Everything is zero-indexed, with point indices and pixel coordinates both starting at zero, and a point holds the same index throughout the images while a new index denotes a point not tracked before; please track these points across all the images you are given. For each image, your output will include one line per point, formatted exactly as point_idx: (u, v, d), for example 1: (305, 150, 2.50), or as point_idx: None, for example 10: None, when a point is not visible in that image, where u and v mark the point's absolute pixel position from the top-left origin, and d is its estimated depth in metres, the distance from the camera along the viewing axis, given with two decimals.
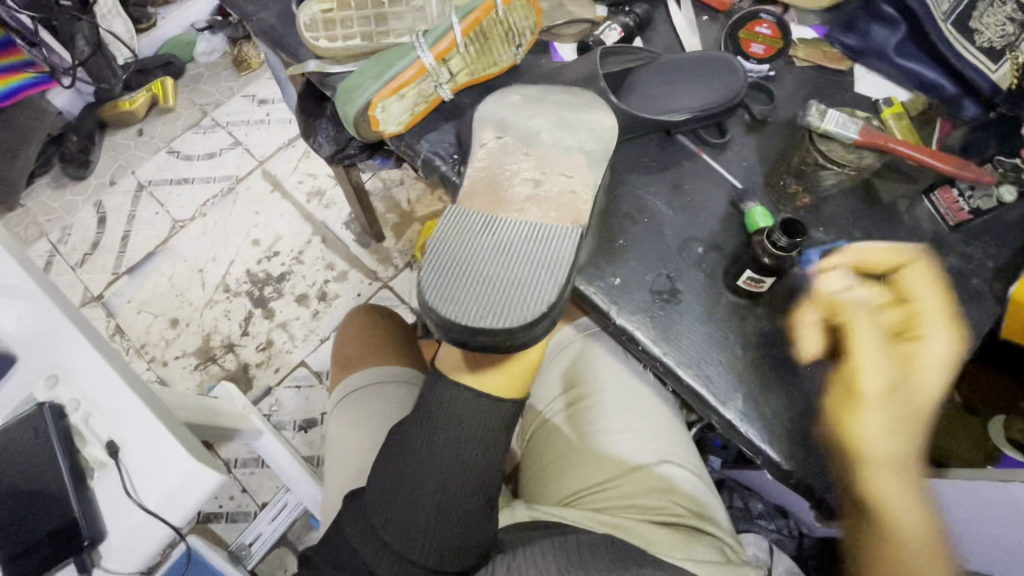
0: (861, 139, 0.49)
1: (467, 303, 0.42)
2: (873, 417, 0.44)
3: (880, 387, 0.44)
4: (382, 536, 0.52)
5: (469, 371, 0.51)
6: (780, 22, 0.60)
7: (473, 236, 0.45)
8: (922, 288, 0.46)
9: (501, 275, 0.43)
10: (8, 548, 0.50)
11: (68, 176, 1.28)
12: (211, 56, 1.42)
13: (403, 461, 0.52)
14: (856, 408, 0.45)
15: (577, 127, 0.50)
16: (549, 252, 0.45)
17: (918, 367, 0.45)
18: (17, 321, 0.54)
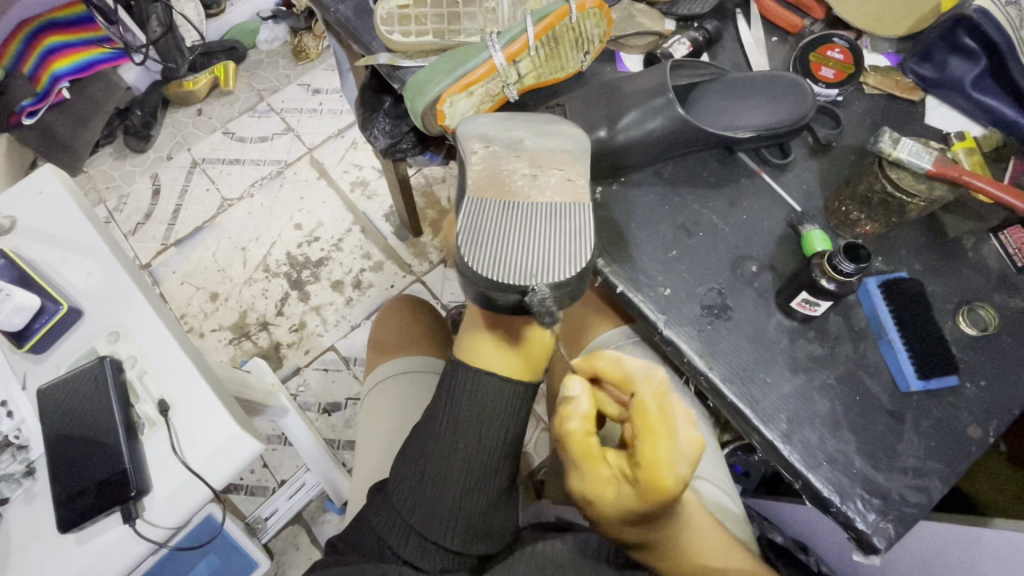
0: (933, 169, 0.47)
1: (514, 270, 0.44)
2: (626, 506, 0.45)
3: (610, 506, 0.45)
4: (409, 523, 0.50)
5: (485, 338, 0.52)
6: (853, 47, 0.59)
7: (499, 221, 0.46)
8: (643, 418, 0.43)
9: (538, 247, 0.45)
10: (63, 490, 0.52)
11: (129, 148, 1.35)
12: (273, 44, 1.47)
13: (432, 447, 0.51)
14: (606, 501, 0.45)
15: (553, 135, 0.51)
16: (571, 222, 0.47)
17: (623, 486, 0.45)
18: (86, 278, 0.57)
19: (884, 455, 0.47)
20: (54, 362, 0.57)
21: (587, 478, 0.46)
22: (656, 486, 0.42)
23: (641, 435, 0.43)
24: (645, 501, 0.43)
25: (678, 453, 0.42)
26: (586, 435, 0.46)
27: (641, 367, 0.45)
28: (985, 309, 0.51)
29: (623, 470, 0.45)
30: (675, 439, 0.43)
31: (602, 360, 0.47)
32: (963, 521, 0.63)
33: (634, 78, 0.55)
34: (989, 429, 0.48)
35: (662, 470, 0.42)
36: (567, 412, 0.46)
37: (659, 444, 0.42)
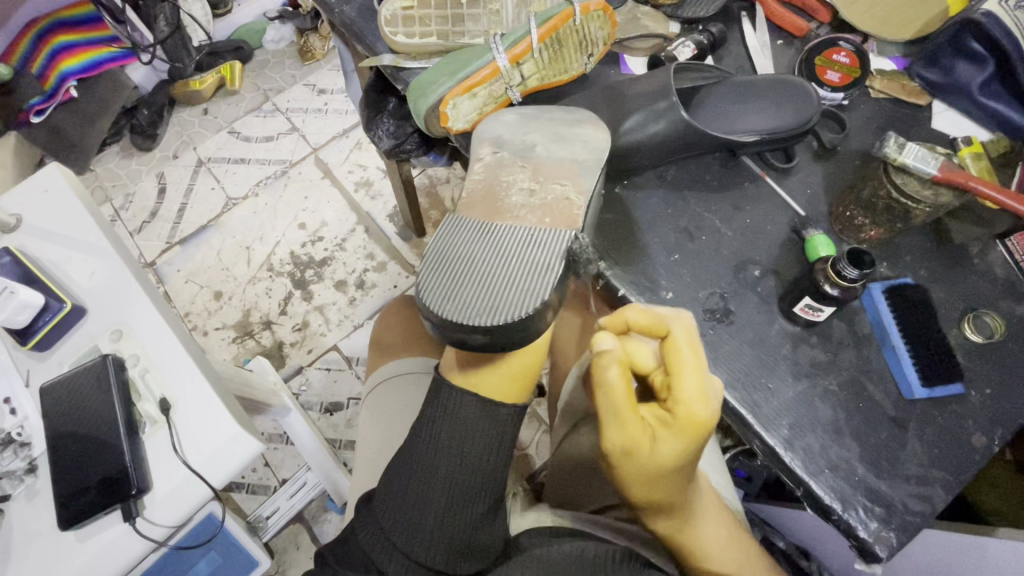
0: (940, 175, 0.47)
1: (461, 300, 0.43)
2: (669, 451, 0.43)
3: (649, 455, 0.44)
4: (394, 540, 0.50)
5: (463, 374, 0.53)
6: (859, 51, 0.59)
7: (469, 242, 0.46)
8: (683, 358, 0.42)
9: (497, 277, 0.43)
10: (64, 488, 0.52)
11: (136, 146, 1.35)
12: (279, 44, 1.48)
13: (418, 454, 0.51)
14: (644, 449, 0.44)
15: (570, 139, 0.50)
16: (543, 252, 0.44)
17: (661, 429, 0.43)
18: (90, 276, 0.57)
19: (887, 463, 0.47)
20: (58, 360, 0.57)
21: (625, 426, 0.43)
22: (695, 422, 0.42)
23: (680, 373, 0.42)
24: (685, 441, 0.43)
25: (711, 391, 0.43)
26: (626, 380, 0.43)
27: (671, 312, 0.45)
28: (991, 316, 0.51)
29: (660, 417, 0.44)
30: (705, 376, 0.43)
31: (630, 313, 0.45)
32: (969, 530, 0.63)
33: (638, 81, 0.55)
34: (994, 438, 0.48)
35: (699, 408, 0.42)
36: (602, 363, 0.43)
37: (694, 380, 0.42)
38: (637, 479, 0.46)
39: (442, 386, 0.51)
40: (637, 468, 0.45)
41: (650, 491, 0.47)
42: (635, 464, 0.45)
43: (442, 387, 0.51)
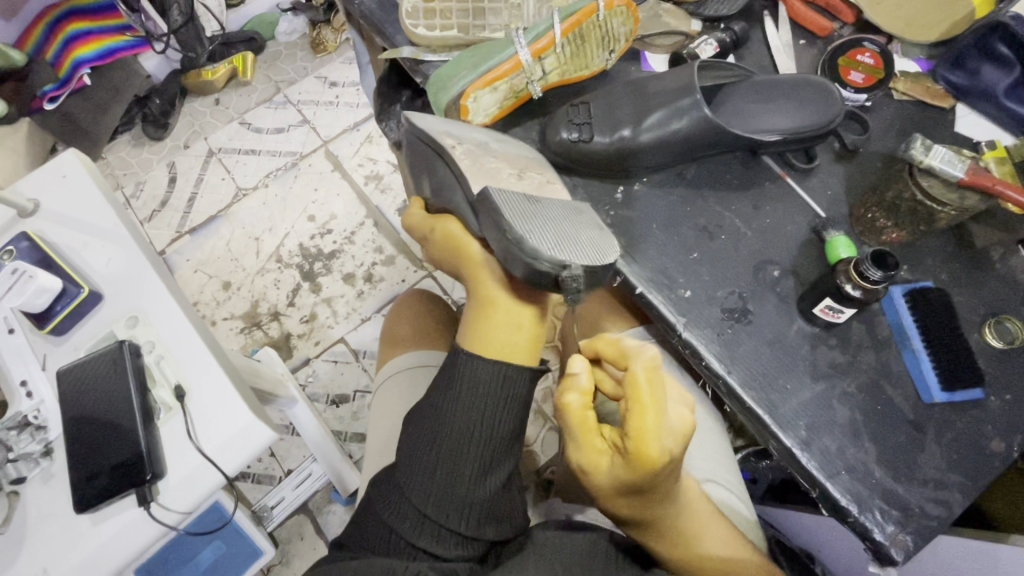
0: (966, 178, 0.45)
1: (566, 252, 0.45)
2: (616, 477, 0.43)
3: (604, 480, 0.44)
4: (425, 512, 0.49)
5: (488, 334, 0.52)
6: (884, 52, 0.58)
7: (527, 208, 0.47)
8: (637, 391, 0.41)
9: (576, 233, 0.47)
10: (78, 472, 0.52)
11: (147, 135, 1.36)
12: (291, 37, 1.48)
13: (431, 441, 0.51)
14: (598, 471, 0.44)
15: (509, 141, 0.55)
16: (586, 216, 0.50)
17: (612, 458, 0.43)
18: (108, 263, 0.58)
19: (904, 466, 0.47)
20: (74, 344, 0.57)
21: (583, 448, 0.44)
22: (642, 458, 0.40)
23: (633, 408, 0.41)
24: (634, 472, 0.41)
25: (665, 427, 0.41)
26: (585, 407, 0.44)
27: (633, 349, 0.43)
28: (1012, 322, 0.50)
29: (616, 443, 0.43)
30: (662, 412, 0.41)
31: (606, 342, 0.46)
32: (981, 536, 0.62)
33: (660, 78, 0.55)
34: (1012, 444, 0.48)
35: (649, 445, 0.40)
36: (567, 385, 0.44)
37: (646, 417, 0.40)
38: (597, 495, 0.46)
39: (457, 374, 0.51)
40: (595, 488, 0.45)
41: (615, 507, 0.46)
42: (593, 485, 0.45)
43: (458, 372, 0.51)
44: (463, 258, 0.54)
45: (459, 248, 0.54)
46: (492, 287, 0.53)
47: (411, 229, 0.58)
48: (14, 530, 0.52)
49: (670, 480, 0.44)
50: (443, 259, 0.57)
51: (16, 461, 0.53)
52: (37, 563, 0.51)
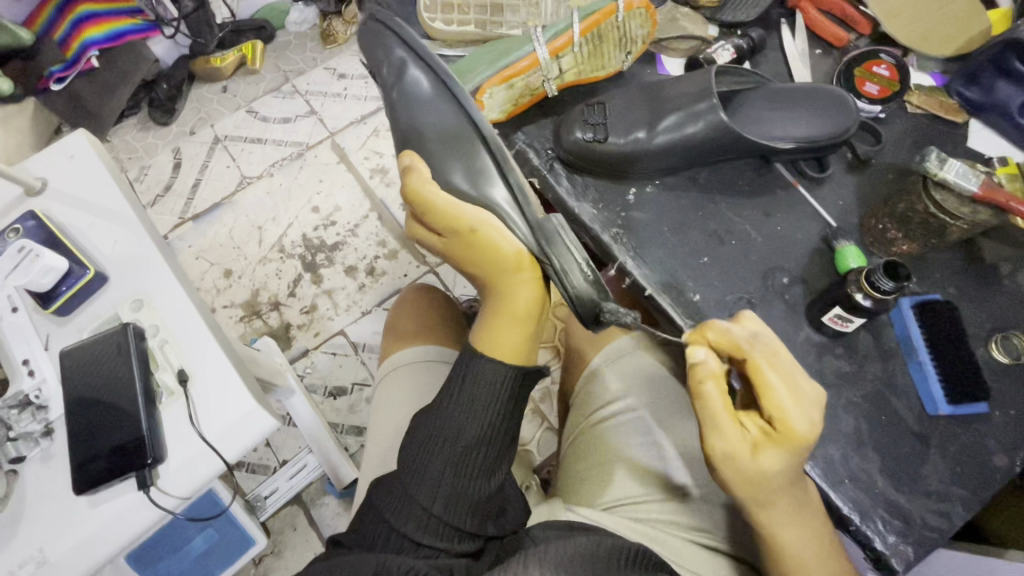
0: (980, 193, 0.45)
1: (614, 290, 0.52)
2: (771, 464, 0.42)
3: (762, 473, 0.43)
4: (431, 511, 0.49)
5: (513, 342, 0.53)
6: (900, 64, 0.58)
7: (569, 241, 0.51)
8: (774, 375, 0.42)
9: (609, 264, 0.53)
10: (79, 453, 0.52)
11: (154, 120, 1.35)
12: (301, 27, 1.47)
13: (428, 438, 0.51)
14: (749, 464, 0.43)
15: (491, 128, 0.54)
16: (608, 235, 0.55)
17: (764, 446, 0.43)
18: (113, 245, 0.57)
19: (907, 478, 0.47)
20: (78, 326, 0.57)
21: (726, 435, 0.44)
22: (789, 433, 0.41)
23: (770, 381, 0.42)
24: (789, 454, 0.42)
25: (802, 399, 0.42)
26: (722, 394, 0.44)
27: (749, 334, 0.43)
28: (1019, 337, 0.51)
29: (761, 430, 0.44)
30: (797, 389, 0.42)
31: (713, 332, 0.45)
32: (979, 550, 0.62)
33: (675, 82, 0.55)
34: (1015, 459, 0.48)
35: (790, 414, 0.41)
36: (698, 372, 0.44)
37: (781, 383, 0.42)
38: (742, 494, 0.45)
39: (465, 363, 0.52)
40: (741, 483, 0.44)
41: (763, 512, 0.45)
42: (742, 483, 0.44)
43: (466, 364, 0.52)
44: (492, 261, 0.52)
45: (490, 254, 0.52)
46: (518, 301, 0.53)
47: (427, 213, 0.51)
48: (13, 508, 0.52)
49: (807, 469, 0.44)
50: (462, 256, 0.53)
51: (15, 440, 0.53)
52: (34, 544, 0.51)
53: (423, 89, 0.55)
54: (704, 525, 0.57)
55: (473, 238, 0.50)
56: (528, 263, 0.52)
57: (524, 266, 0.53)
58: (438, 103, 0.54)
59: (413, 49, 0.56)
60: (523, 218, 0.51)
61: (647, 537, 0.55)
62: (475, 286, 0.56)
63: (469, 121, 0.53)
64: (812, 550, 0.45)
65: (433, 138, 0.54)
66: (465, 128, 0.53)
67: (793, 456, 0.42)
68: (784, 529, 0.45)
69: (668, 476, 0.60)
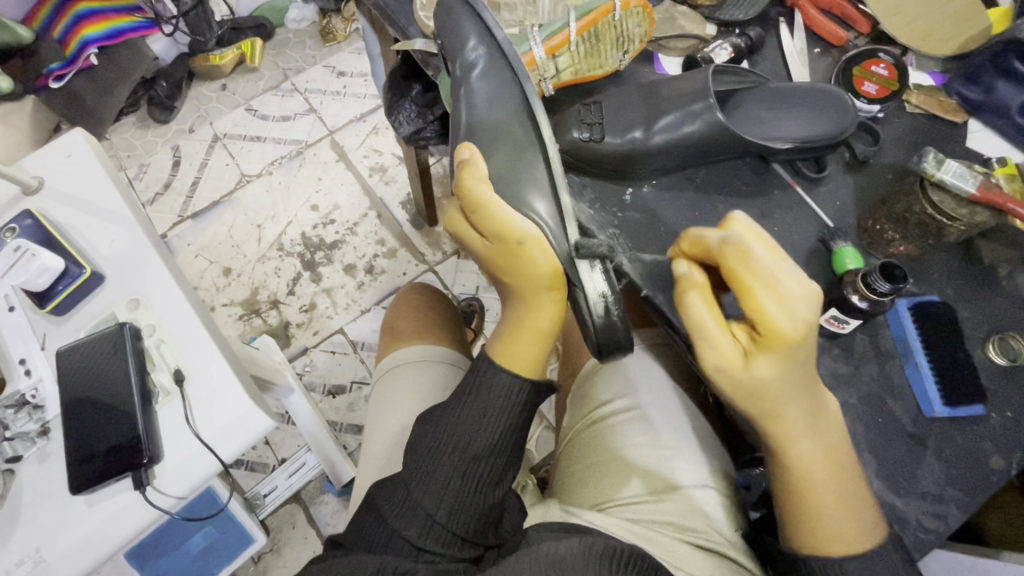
0: (978, 195, 0.46)
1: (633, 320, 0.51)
2: (763, 372, 0.42)
3: (756, 377, 0.43)
4: (429, 514, 0.49)
5: (533, 358, 0.52)
6: (898, 64, 0.58)
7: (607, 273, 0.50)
8: (751, 276, 0.41)
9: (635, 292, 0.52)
10: (75, 453, 0.52)
11: (153, 118, 1.35)
12: (300, 24, 1.46)
13: (427, 445, 0.51)
14: (743, 371, 0.43)
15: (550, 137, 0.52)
16: (618, 242, 0.54)
17: (756, 352, 0.43)
18: (110, 244, 0.57)
19: (903, 480, 0.47)
20: (75, 325, 0.57)
21: (712, 344, 0.44)
22: (773, 336, 0.41)
23: (746, 279, 0.41)
24: (781, 361, 0.42)
25: (789, 300, 0.41)
26: (707, 302, 0.44)
27: (721, 236, 0.43)
28: (1016, 340, 0.50)
29: (749, 338, 0.44)
30: (782, 290, 0.41)
31: (689, 234, 0.45)
32: (975, 552, 0.62)
33: (674, 81, 0.54)
34: (1012, 462, 0.48)
35: (773, 315, 0.41)
36: (682, 284, 0.45)
37: (757, 283, 0.41)
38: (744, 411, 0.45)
39: (482, 366, 0.53)
40: (745, 398, 0.44)
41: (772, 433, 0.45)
42: (743, 395, 0.44)
43: (479, 370, 0.52)
44: (528, 278, 0.50)
45: (530, 272, 0.50)
46: (543, 321, 0.52)
47: (479, 210, 0.49)
48: (8, 508, 0.52)
49: (818, 397, 0.44)
50: (500, 262, 0.51)
51: (12, 439, 0.53)
52: (30, 543, 0.51)
53: (486, 87, 0.53)
54: (703, 525, 0.56)
55: (517, 250, 0.49)
56: (563, 285, 0.50)
57: (559, 287, 0.51)
58: (503, 98, 0.53)
59: (493, 41, 0.53)
60: (562, 238, 0.49)
61: (643, 537, 0.55)
62: (502, 295, 0.55)
63: (533, 127, 0.51)
64: (823, 460, 0.44)
65: (484, 131, 0.53)
66: (527, 133, 0.52)
67: (788, 361, 0.42)
68: (796, 440, 0.44)
69: (665, 477, 0.60)
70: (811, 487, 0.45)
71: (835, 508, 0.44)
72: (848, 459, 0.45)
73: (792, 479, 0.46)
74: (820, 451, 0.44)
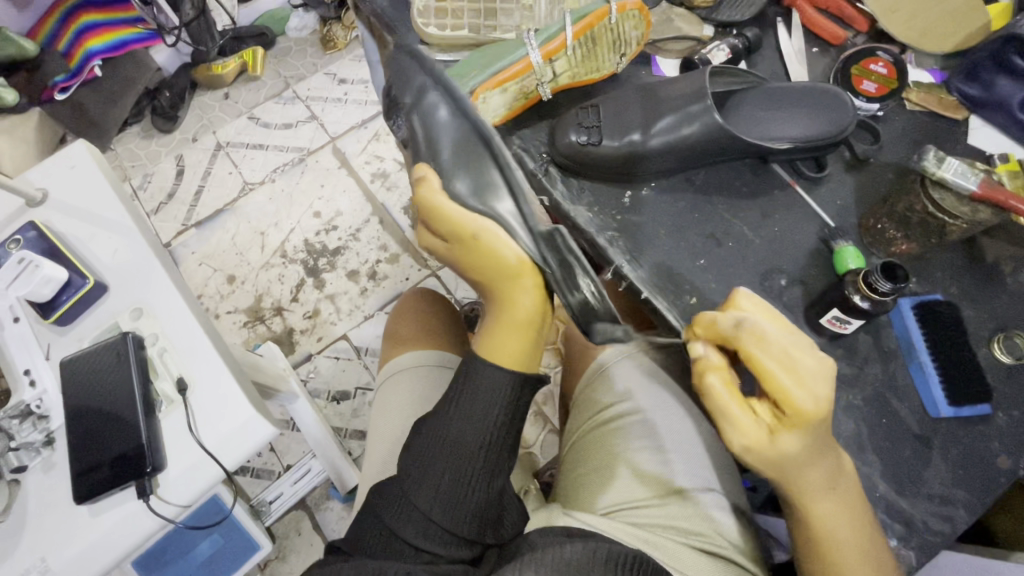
0: (980, 192, 0.45)
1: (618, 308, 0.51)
2: (790, 447, 0.42)
3: (783, 450, 0.42)
4: (430, 516, 0.49)
5: (516, 348, 0.51)
6: (897, 61, 0.58)
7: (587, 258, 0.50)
8: (770, 360, 0.42)
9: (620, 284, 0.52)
10: (79, 463, 0.52)
11: (156, 128, 1.36)
12: (301, 32, 1.47)
13: (428, 446, 0.51)
14: (772, 451, 0.43)
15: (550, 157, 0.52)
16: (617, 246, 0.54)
17: (780, 428, 0.43)
18: (113, 254, 0.58)
19: (908, 481, 0.47)
20: (78, 335, 0.57)
21: (737, 425, 0.43)
22: (796, 413, 0.41)
23: (765, 363, 0.42)
24: (803, 434, 0.42)
25: (804, 375, 0.41)
26: (730, 388, 0.44)
27: (734, 320, 0.43)
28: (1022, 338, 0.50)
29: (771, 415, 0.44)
30: (797, 370, 0.42)
31: (701, 316, 0.45)
32: (984, 553, 0.62)
33: (672, 83, 0.54)
34: (1019, 462, 0.47)
35: (790, 390, 0.41)
36: (700, 368, 0.45)
37: (773, 364, 0.42)
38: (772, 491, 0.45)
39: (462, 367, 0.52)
40: (769, 470, 0.44)
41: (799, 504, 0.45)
42: (767, 466, 0.43)
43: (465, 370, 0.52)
44: (498, 270, 0.49)
45: (496, 261, 0.49)
46: (522, 308, 0.50)
47: (437, 217, 0.49)
48: (13, 519, 0.52)
49: (836, 462, 0.44)
50: (467, 262, 0.51)
51: (18, 449, 0.53)
52: (36, 553, 0.51)
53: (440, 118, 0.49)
54: (707, 529, 0.56)
55: (475, 243, 0.48)
56: (530, 269, 0.49)
57: (527, 271, 0.49)
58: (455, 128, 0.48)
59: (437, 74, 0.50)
60: (528, 228, 0.48)
61: (648, 542, 0.54)
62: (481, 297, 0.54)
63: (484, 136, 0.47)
64: (848, 526, 0.44)
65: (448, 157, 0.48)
66: (477, 148, 0.48)
67: (810, 433, 0.42)
68: (818, 507, 0.44)
69: (669, 480, 0.59)
70: (837, 552, 0.44)
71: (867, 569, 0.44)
72: (865, 508, 0.45)
73: (815, 541, 0.45)
74: (837, 508, 0.43)
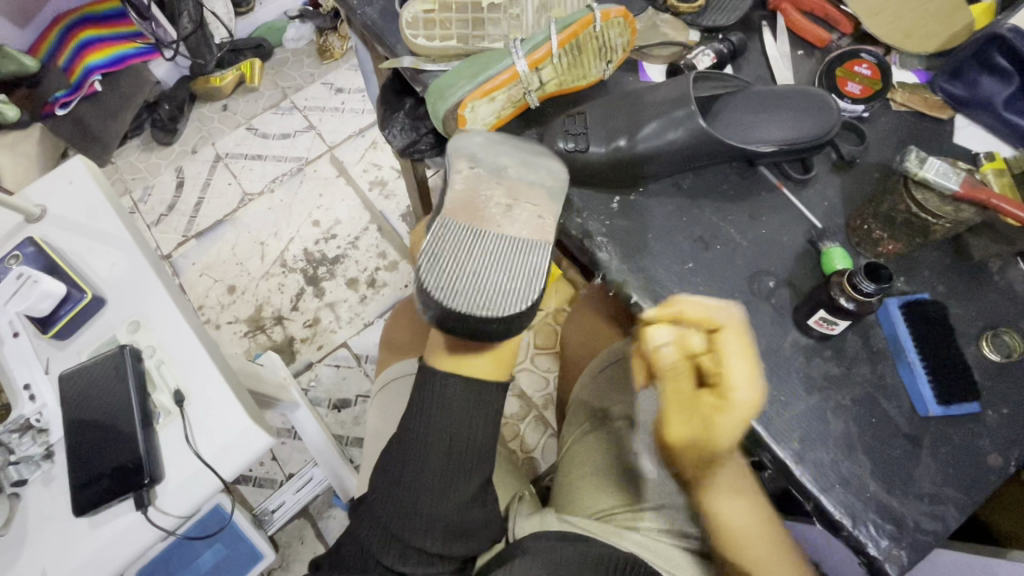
0: (961, 191, 0.46)
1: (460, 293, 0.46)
2: (726, 435, 0.43)
3: (721, 440, 0.44)
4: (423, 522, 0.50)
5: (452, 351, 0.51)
6: (881, 63, 0.58)
7: (462, 246, 0.49)
8: (732, 351, 0.43)
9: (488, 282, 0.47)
10: (78, 476, 0.53)
11: (156, 140, 1.37)
12: (298, 44, 1.49)
13: (418, 452, 0.51)
14: (705, 438, 0.44)
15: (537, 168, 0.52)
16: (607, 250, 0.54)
17: (720, 417, 0.43)
18: (110, 268, 0.59)
19: (899, 480, 0.47)
20: (77, 348, 0.58)
21: (685, 413, 0.45)
22: (735, 404, 0.42)
23: (728, 357, 0.43)
24: (742, 423, 0.43)
25: (752, 368, 0.43)
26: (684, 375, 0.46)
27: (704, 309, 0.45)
28: (1010, 335, 0.50)
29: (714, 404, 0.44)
30: (750, 363, 0.43)
31: (679, 304, 0.45)
32: (982, 551, 0.62)
33: (657, 88, 0.55)
34: (1009, 459, 0.47)
35: (736, 381, 0.42)
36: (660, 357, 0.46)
37: (733, 354, 0.43)
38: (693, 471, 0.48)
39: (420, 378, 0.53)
40: (695, 455, 0.47)
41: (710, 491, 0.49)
42: (694, 451, 0.46)
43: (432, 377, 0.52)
44: None
45: None
46: None
47: None
48: (14, 533, 0.53)
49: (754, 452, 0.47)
50: None
51: (18, 463, 0.54)
52: (37, 565, 0.52)
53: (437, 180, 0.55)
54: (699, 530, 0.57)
55: None
56: None
57: None
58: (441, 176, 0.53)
59: None
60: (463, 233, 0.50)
61: (643, 546, 0.54)
62: None
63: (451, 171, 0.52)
64: (744, 515, 0.49)
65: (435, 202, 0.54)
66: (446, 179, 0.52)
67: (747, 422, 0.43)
68: (721, 497, 0.49)
69: (664, 482, 0.60)
70: (738, 538, 0.49)
71: (763, 553, 0.49)
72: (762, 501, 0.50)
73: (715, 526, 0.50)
74: (737, 504, 0.49)
